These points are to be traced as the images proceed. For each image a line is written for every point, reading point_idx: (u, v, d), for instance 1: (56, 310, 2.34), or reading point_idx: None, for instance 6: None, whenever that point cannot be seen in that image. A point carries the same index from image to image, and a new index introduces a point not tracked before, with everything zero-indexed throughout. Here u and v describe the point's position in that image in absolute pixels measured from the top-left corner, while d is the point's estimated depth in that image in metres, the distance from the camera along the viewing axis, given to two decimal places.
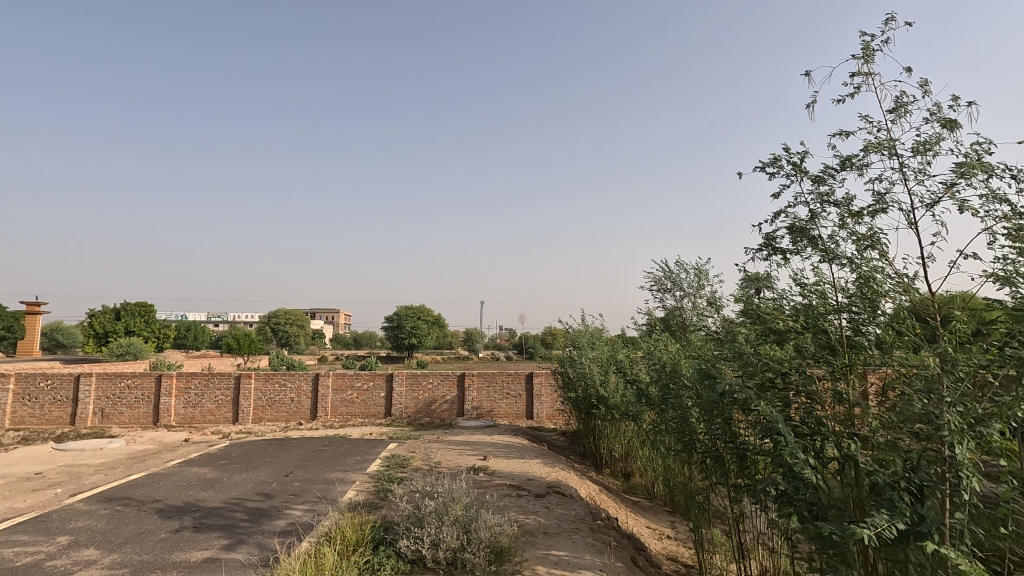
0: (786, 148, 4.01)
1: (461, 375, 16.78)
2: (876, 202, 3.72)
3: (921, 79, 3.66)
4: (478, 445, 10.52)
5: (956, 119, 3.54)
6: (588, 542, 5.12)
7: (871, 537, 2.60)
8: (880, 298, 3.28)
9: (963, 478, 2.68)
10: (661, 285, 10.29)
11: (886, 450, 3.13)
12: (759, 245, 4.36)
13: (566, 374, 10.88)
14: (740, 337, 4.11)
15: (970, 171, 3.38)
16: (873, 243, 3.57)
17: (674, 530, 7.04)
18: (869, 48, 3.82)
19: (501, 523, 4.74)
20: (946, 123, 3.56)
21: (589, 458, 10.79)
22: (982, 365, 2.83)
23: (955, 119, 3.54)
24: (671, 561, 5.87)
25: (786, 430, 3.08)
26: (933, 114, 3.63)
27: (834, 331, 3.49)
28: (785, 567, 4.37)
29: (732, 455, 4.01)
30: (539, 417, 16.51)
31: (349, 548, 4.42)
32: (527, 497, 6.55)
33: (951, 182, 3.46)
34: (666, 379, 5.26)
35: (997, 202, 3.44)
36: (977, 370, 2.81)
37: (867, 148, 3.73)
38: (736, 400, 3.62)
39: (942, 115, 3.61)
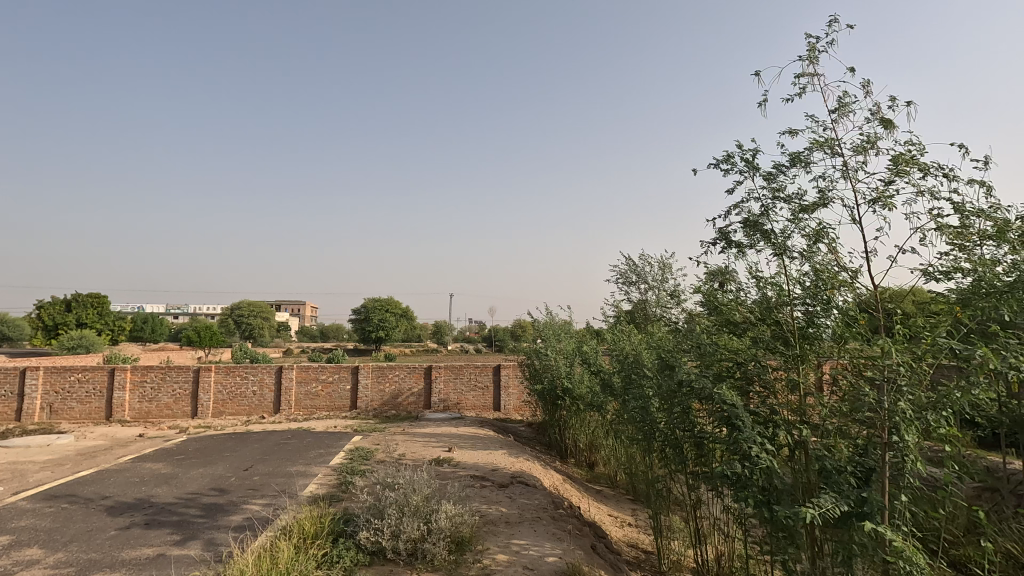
0: (738, 145, 4.10)
1: (428, 367, 16.66)
2: (824, 197, 3.84)
3: (864, 80, 3.79)
4: (443, 436, 10.52)
5: (893, 119, 3.70)
6: (548, 531, 5.18)
7: (818, 517, 2.70)
8: (833, 292, 3.35)
9: (907, 462, 2.82)
10: (625, 279, 10.37)
11: (835, 437, 3.27)
12: (715, 239, 4.44)
13: (532, 365, 10.94)
14: (698, 329, 4.18)
15: (908, 169, 3.53)
16: (823, 237, 3.69)
17: (635, 518, 7.21)
18: (813, 49, 3.96)
19: (462, 513, 4.76)
20: (886, 123, 3.71)
21: (554, 448, 10.91)
22: (917, 355, 2.96)
23: (892, 118, 3.70)
24: (630, 547, 6.00)
25: (743, 416, 3.17)
26: (872, 114, 3.78)
27: (787, 323, 3.56)
28: (740, 551, 4.49)
29: (690, 444, 4.10)
30: (506, 409, 16.63)
31: (308, 541, 4.36)
32: (490, 488, 6.58)
33: (891, 179, 3.60)
34: (629, 369, 5.36)
35: (935, 200, 3.62)
36: (913, 360, 2.95)
37: (813, 145, 3.85)
38: (694, 389, 3.69)
39: (881, 115, 3.77)
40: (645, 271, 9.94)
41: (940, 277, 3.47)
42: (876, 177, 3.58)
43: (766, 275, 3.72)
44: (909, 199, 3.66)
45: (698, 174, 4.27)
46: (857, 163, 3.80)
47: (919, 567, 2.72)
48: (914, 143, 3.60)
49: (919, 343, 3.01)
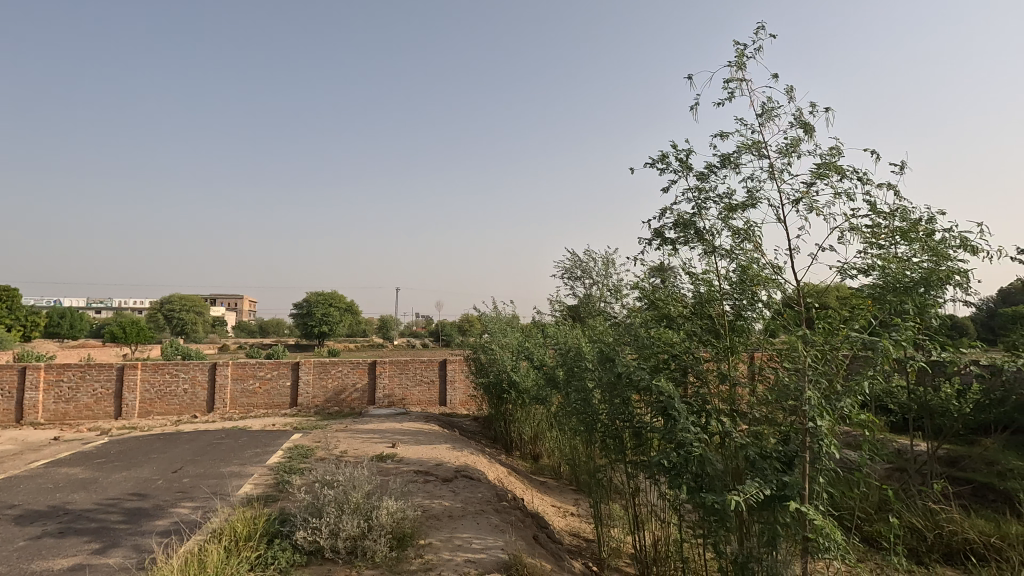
0: (673, 145, 4.22)
1: (372, 362, 16.34)
2: (751, 198, 4.04)
3: (788, 87, 4.00)
4: (386, 432, 10.36)
5: (813, 124, 3.93)
6: (491, 523, 5.21)
7: (745, 500, 2.85)
8: (757, 288, 3.53)
9: (824, 446, 3.03)
10: (570, 274, 10.49)
11: (762, 425, 3.45)
12: (650, 236, 4.58)
13: (479, 359, 10.93)
14: (637, 323, 4.29)
15: (826, 172, 3.76)
16: (751, 236, 3.88)
17: (577, 508, 7.36)
18: (742, 56, 4.13)
19: (404, 509, 4.72)
20: (807, 128, 3.93)
21: (500, 441, 10.97)
22: (832, 347, 3.18)
23: (812, 124, 3.93)
24: (572, 536, 6.14)
25: (676, 407, 3.29)
26: (794, 119, 3.99)
27: (718, 317, 3.72)
28: (675, 536, 4.68)
29: (629, 433, 4.23)
30: (452, 403, 16.57)
31: (240, 543, 4.21)
32: (434, 482, 6.55)
33: (811, 181, 3.83)
34: (571, 362, 5.47)
35: (850, 202, 3.88)
36: (828, 352, 3.17)
37: (742, 148, 4.02)
38: (632, 381, 3.80)
39: (802, 120, 3.99)
40: (589, 266, 10.09)
41: (854, 273, 3.73)
42: (798, 179, 3.79)
43: (698, 271, 3.86)
44: (828, 201, 3.89)
45: (634, 173, 4.37)
46: (782, 165, 4.01)
47: (834, 543, 2.92)
48: (832, 148, 3.82)
49: (833, 336, 3.23)
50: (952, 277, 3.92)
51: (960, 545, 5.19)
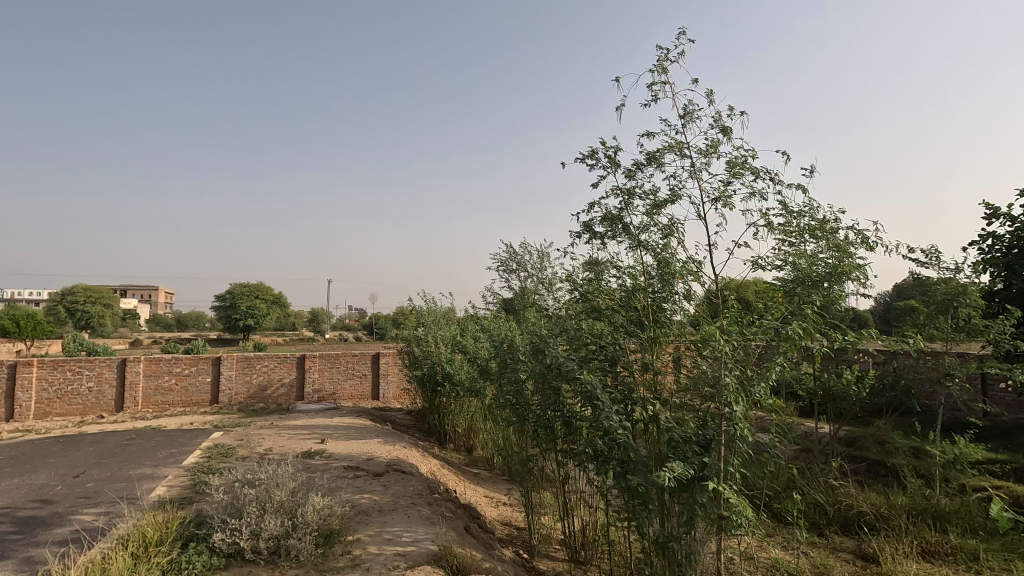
0: (601, 142, 4.31)
1: (301, 356, 15.74)
2: (674, 195, 4.21)
3: (708, 90, 4.19)
4: (315, 428, 10.04)
5: (731, 127, 4.14)
6: (422, 516, 5.18)
7: (668, 481, 3.00)
8: (679, 281, 3.69)
9: (737, 428, 3.24)
10: (506, 267, 10.49)
11: (682, 411, 3.63)
12: (579, 230, 4.67)
13: (412, 352, 10.80)
14: (568, 315, 4.37)
15: (742, 171, 3.99)
16: (674, 232, 4.05)
17: (508, 497, 7.46)
18: (666, 58, 4.28)
19: (331, 505, 4.60)
20: (726, 130, 4.15)
21: (433, 434, 10.91)
22: (744, 337, 3.40)
23: (730, 126, 4.14)
24: (504, 525, 6.21)
25: (603, 396, 3.41)
26: (713, 121, 4.19)
27: (643, 309, 3.86)
28: (602, 520, 4.85)
29: (559, 423, 4.33)
30: (385, 397, 16.29)
31: (150, 549, 3.96)
32: (364, 477, 6.43)
33: (729, 180, 4.05)
34: (503, 354, 5.53)
35: (765, 200, 4.13)
36: (741, 342, 3.38)
37: (666, 147, 4.19)
38: (562, 371, 3.89)
39: (721, 122, 4.20)
40: (525, 259, 10.15)
41: (768, 268, 3.98)
42: (717, 178, 3.99)
43: (625, 264, 3.98)
44: (745, 199, 4.13)
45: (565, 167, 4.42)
46: (703, 164, 4.20)
47: (746, 519, 3.13)
48: (747, 149, 4.05)
49: (747, 327, 3.47)
50: (852, 271, 4.27)
51: (855, 516, 5.70)
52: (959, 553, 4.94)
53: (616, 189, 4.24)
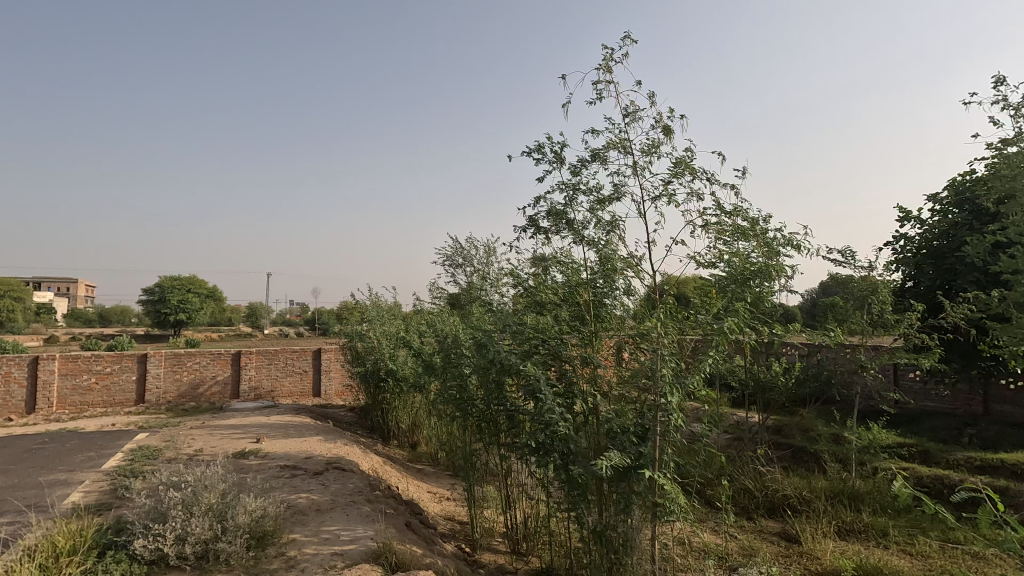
0: (548, 138, 4.35)
1: (236, 352, 15.06)
2: (616, 192, 4.31)
3: (651, 91, 4.30)
4: (250, 427, 9.65)
5: (672, 128, 4.28)
6: (362, 513, 5.09)
7: (606, 470, 3.09)
8: (621, 277, 3.79)
9: (672, 418, 3.37)
10: (452, 261, 10.39)
11: (620, 402, 3.73)
12: (524, 225, 4.70)
13: (355, 348, 10.55)
14: (511, 310, 4.40)
15: (681, 171, 4.13)
16: (616, 228, 4.15)
17: (452, 492, 7.44)
18: (612, 57, 4.36)
19: (264, 506, 4.44)
20: (666, 130, 4.27)
21: (377, 431, 10.73)
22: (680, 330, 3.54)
23: (671, 127, 4.28)
24: (446, 520, 6.19)
25: (546, 389, 3.46)
26: (655, 121, 4.31)
27: (585, 303, 3.94)
28: (543, 512, 4.92)
29: (503, 417, 4.36)
30: (327, 394, 15.87)
31: (61, 559, 3.69)
32: (302, 477, 6.24)
33: (669, 179, 4.18)
34: (447, 349, 5.50)
35: (702, 200, 4.29)
36: (677, 335, 3.52)
37: (610, 144, 4.28)
38: (505, 365, 3.91)
39: (662, 123, 4.32)
40: (471, 254, 10.10)
41: (703, 265, 4.14)
42: (658, 177, 4.12)
43: (568, 258, 4.04)
44: (684, 198, 4.27)
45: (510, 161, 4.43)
46: (645, 163, 4.32)
47: (679, 505, 3.26)
48: (688, 149, 4.20)
49: (683, 321, 3.62)
50: (781, 269, 4.51)
51: (781, 500, 6.04)
52: (870, 530, 5.35)
53: (561, 184, 4.29)
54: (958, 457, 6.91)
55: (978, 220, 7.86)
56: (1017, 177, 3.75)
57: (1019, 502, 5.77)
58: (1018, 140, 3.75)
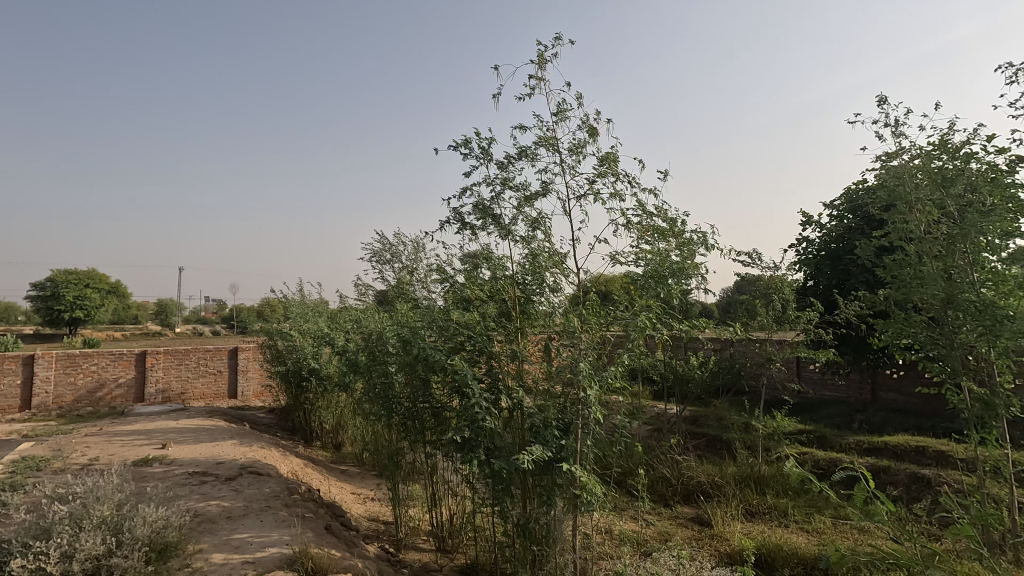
0: (476, 132, 4.33)
1: (141, 352, 13.96)
2: (543, 189, 4.37)
3: (579, 92, 4.38)
4: (156, 433, 8.97)
5: (597, 129, 4.39)
6: (278, 519, 4.87)
7: (527, 464, 3.16)
8: (546, 274, 3.84)
9: (592, 411, 3.48)
10: (379, 258, 10.12)
11: (544, 397, 3.80)
12: (450, 219, 4.66)
13: (275, 346, 10.07)
14: (437, 306, 4.36)
15: (604, 172, 4.25)
16: (541, 225, 4.20)
17: (376, 492, 7.28)
18: (543, 55, 4.40)
19: (167, 516, 4.14)
20: (592, 131, 4.38)
21: (298, 433, 10.29)
22: (602, 327, 3.67)
23: (596, 129, 4.38)
24: (370, 521, 6.05)
25: (472, 385, 3.47)
26: (583, 122, 4.40)
27: (511, 299, 3.96)
28: (469, 508, 4.92)
29: (428, 414, 4.31)
30: (245, 395, 15.06)
31: None
32: (212, 483, 5.89)
33: (593, 179, 4.29)
34: (372, 346, 5.37)
35: (624, 200, 4.44)
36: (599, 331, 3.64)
37: (538, 142, 4.32)
38: (430, 362, 3.88)
39: (589, 124, 4.42)
40: (399, 250, 9.89)
41: (625, 262, 4.27)
42: (582, 176, 4.22)
43: (495, 254, 4.05)
44: (608, 197, 4.40)
45: (437, 154, 4.37)
46: (571, 162, 4.41)
47: (596, 495, 3.38)
48: (612, 151, 4.32)
49: (604, 317, 3.74)
50: (695, 267, 4.75)
51: (695, 487, 6.38)
52: (772, 511, 5.77)
53: (488, 180, 4.29)
54: (848, 441, 7.59)
55: (868, 226, 8.66)
56: (900, 187, 4.16)
57: (897, 479, 6.42)
58: (900, 153, 4.16)
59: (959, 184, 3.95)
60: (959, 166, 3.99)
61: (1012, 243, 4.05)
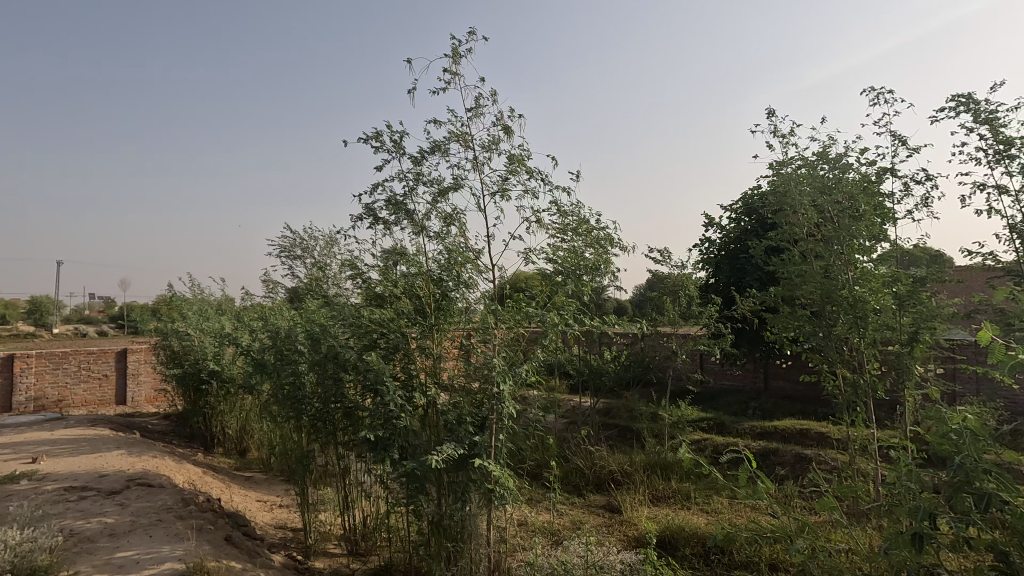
0: (387, 125, 4.24)
1: (7, 356, 12.39)
2: (456, 186, 4.35)
3: (493, 89, 4.42)
4: (25, 445, 8.00)
5: (511, 127, 4.44)
6: (170, 533, 4.51)
7: (440, 461, 3.17)
8: (462, 270, 3.83)
9: (505, 407, 3.55)
10: (289, 253, 9.63)
11: (459, 394, 3.79)
12: (360, 214, 4.53)
13: (170, 347, 9.30)
14: (348, 303, 4.23)
15: (517, 170, 4.31)
16: (456, 222, 4.19)
17: (284, 498, 6.94)
18: (457, 51, 4.39)
19: (36, 538, 3.70)
20: (506, 129, 4.42)
21: (197, 440, 9.58)
22: (514, 323, 3.75)
23: (510, 127, 4.44)
24: (276, 529, 5.76)
25: (386, 383, 3.42)
26: (496, 120, 4.44)
27: (425, 295, 3.88)
28: (383, 509, 4.82)
29: (340, 414, 4.18)
30: (135, 401, 13.80)
31: None
32: (93, 498, 5.34)
33: (507, 177, 4.34)
34: (278, 345, 5.11)
35: (537, 198, 4.52)
36: (510, 327, 3.74)
37: (451, 137, 4.31)
38: (342, 360, 3.77)
39: (502, 121, 4.46)
40: (311, 244, 9.47)
41: (539, 259, 4.36)
42: (494, 173, 4.26)
43: (408, 248, 3.95)
44: (521, 195, 4.48)
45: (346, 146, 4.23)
46: (485, 159, 4.43)
47: (509, 489, 3.44)
48: (525, 149, 4.40)
49: (516, 312, 3.80)
50: (605, 265, 4.94)
51: (606, 476, 6.65)
52: (676, 495, 6.14)
53: (401, 174, 4.21)
54: (743, 426, 8.22)
55: (761, 228, 9.44)
56: (786, 193, 4.55)
57: (783, 460, 7.04)
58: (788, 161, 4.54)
59: (837, 191, 4.36)
60: (840, 174, 4.40)
61: (878, 245, 4.55)
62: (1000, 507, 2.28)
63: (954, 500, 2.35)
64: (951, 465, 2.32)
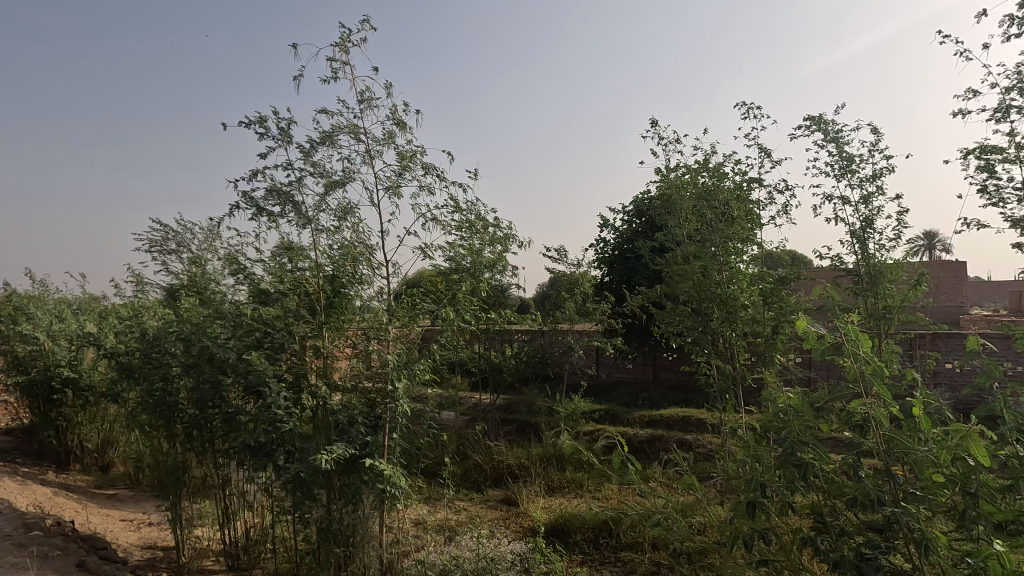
0: (271, 109, 3.97)
1: None
2: (347, 179, 4.19)
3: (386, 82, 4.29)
4: None
5: (405, 122, 4.35)
6: (6, 564, 3.95)
7: (329, 461, 3.06)
8: (355, 265, 3.69)
9: (399, 404, 3.51)
10: (162, 247, 8.75)
11: (351, 394, 3.64)
12: (241, 204, 4.21)
13: (12, 353, 8.10)
14: (227, 300, 3.93)
15: (411, 165, 4.25)
16: (347, 215, 4.04)
17: (153, 516, 6.31)
18: (346, 39, 4.22)
19: None
20: (400, 123, 4.33)
21: (48, 457, 8.45)
22: (409, 320, 3.71)
23: (404, 121, 4.34)
24: (143, 550, 5.23)
25: (270, 383, 3.23)
26: (389, 114, 4.32)
27: (314, 291, 3.69)
28: (266, 519, 4.54)
29: (218, 420, 3.87)
30: None
31: None
32: None
33: (401, 172, 4.26)
34: (147, 348, 4.64)
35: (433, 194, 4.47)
36: (405, 324, 3.70)
37: (341, 128, 4.14)
38: (219, 360, 3.48)
39: (396, 115, 4.35)
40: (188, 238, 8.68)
41: (436, 256, 4.33)
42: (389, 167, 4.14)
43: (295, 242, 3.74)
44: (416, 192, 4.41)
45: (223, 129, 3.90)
46: (378, 152, 4.31)
47: (400, 487, 3.39)
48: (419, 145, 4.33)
49: (412, 310, 3.76)
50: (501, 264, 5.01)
51: (504, 469, 6.78)
52: (569, 484, 6.39)
53: (286, 163, 3.98)
54: (633, 416, 8.72)
55: (650, 229, 10.08)
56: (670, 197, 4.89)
57: (667, 446, 7.57)
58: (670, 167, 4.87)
59: (714, 196, 4.75)
60: (715, 182, 4.81)
61: (748, 247, 5.01)
62: (815, 474, 2.62)
63: (783, 471, 2.66)
64: (780, 439, 2.64)
